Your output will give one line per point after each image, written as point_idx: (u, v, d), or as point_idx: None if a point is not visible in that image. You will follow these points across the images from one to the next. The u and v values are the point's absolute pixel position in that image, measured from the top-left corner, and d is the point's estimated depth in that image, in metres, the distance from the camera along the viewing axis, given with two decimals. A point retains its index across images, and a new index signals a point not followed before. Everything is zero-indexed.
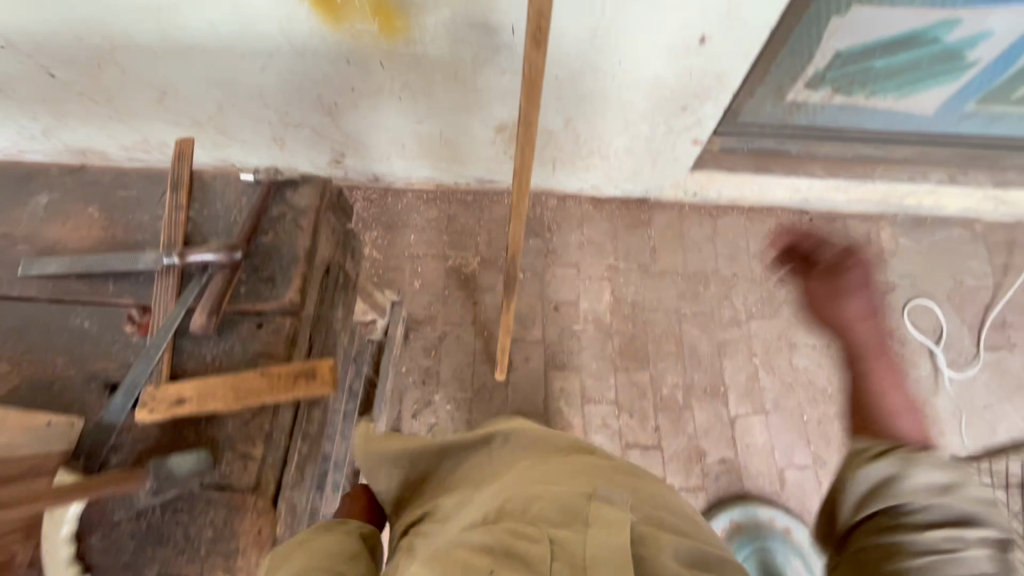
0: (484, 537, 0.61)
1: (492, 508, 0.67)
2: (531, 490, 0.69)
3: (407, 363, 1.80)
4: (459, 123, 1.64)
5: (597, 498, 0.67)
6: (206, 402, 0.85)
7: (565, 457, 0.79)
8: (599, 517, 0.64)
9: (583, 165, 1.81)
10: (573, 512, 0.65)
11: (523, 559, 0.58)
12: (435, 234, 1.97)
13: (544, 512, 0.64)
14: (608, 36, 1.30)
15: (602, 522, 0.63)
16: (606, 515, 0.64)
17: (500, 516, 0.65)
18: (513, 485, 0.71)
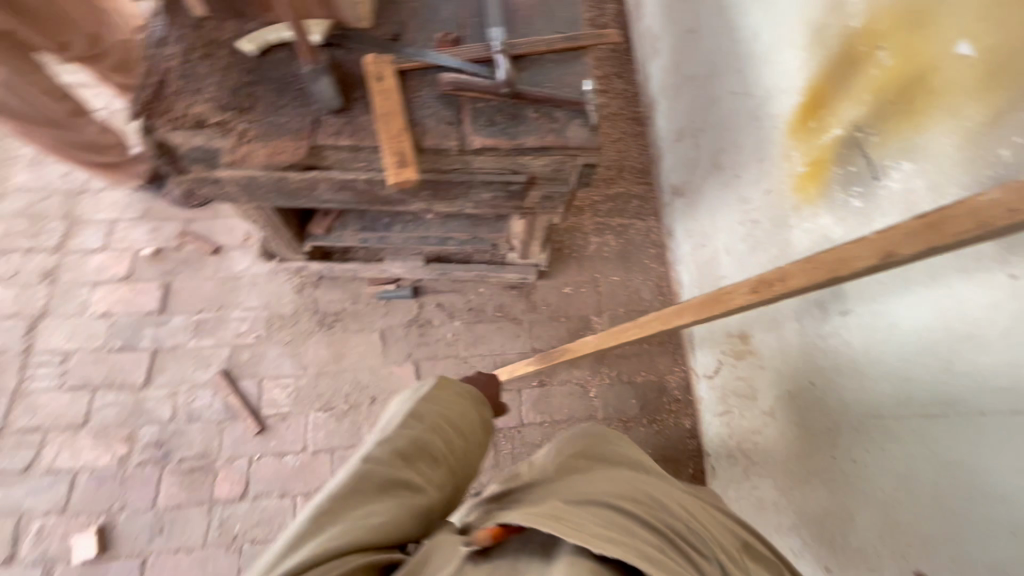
0: (647, 519, 0.76)
1: (642, 495, 0.82)
2: (691, 504, 0.82)
3: (486, 291, 1.89)
4: (736, 292, 1.47)
5: (746, 555, 0.84)
6: (379, 93, 1.06)
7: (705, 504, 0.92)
8: (751, 570, 0.79)
9: (731, 449, 1.51)
10: (729, 551, 0.80)
11: (692, 561, 0.75)
12: (620, 300, 1.93)
13: (703, 530, 0.79)
14: (878, 434, 0.96)
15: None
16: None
17: (654, 508, 0.80)
18: (652, 478, 0.89)
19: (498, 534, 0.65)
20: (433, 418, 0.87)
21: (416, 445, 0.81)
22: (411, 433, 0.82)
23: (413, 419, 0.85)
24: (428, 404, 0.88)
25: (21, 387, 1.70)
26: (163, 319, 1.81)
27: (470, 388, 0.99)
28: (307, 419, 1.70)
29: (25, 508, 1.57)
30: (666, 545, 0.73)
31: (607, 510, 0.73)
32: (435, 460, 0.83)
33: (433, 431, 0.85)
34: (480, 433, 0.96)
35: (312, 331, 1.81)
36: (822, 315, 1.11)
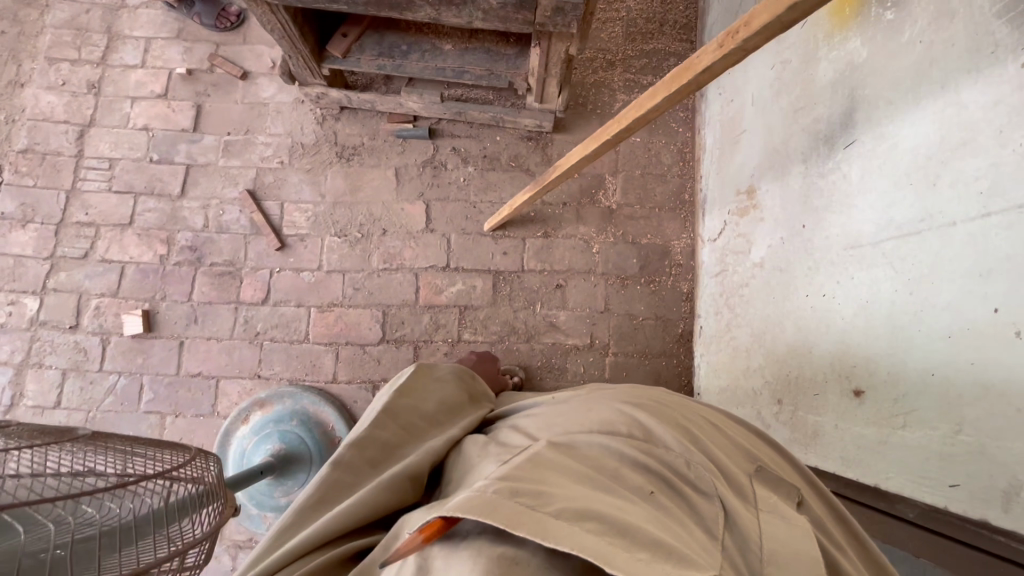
0: (633, 457, 0.54)
1: (631, 428, 0.58)
2: (693, 422, 0.64)
3: (503, 140, 1.89)
4: (754, 148, 1.41)
5: (763, 480, 0.60)
6: None
7: (731, 426, 0.70)
8: (771, 503, 0.56)
9: (719, 306, 1.54)
10: (737, 479, 0.57)
11: (687, 506, 0.51)
12: (638, 162, 1.88)
13: (707, 465, 0.56)
14: (853, 266, 0.95)
15: (785, 518, 0.54)
16: (785, 509, 0.56)
17: (646, 445, 0.56)
18: (650, 401, 0.65)
19: (432, 535, 0.45)
20: (411, 410, 0.75)
21: (393, 448, 0.70)
22: (382, 435, 0.70)
23: (387, 416, 0.73)
24: (403, 396, 0.76)
25: (77, 186, 1.89)
26: (196, 137, 1.92)
27: (453, 368, 0.86)
28: (324, 243, 1.84)
29: (86, 287, 1.82)
30: (653, 495, 0.50)
31: (576, 467, 0.51)
32: (422, 444, 0.71)
33: (412, 429, 0.73)
34: (473, 406, 0.82)
35: (333, 162, 1.89)
36: (827, 153, 1.06)
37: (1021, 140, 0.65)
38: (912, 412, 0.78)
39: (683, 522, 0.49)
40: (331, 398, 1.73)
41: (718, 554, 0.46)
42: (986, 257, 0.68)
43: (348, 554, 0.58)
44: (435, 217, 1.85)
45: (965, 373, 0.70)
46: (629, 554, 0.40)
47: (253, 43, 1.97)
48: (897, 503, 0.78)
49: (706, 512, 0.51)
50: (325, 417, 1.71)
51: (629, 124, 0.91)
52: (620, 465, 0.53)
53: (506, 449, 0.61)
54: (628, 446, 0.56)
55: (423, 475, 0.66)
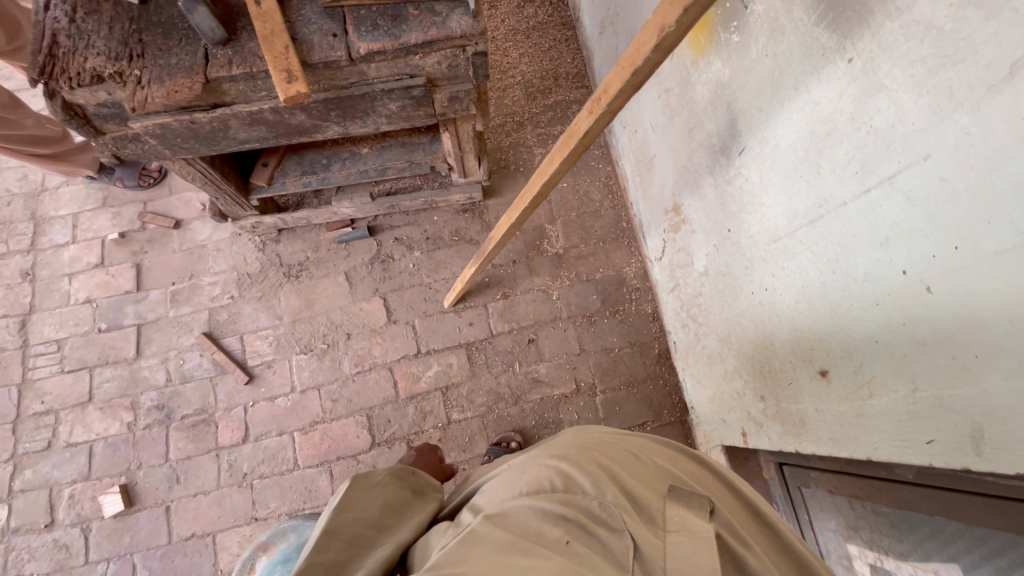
0: (548, 510, 0.53)
1: (550, 480, 0.57)
2: (616, 452, 0.64)
3: (440, 218, 1.96)
4: (667, 168, 1.51)
5: (675, 497, 0.59)
6: (257, 16, 1.05)
7: (650, 449, 0.70)
8: (682, 519, 0.55)
9: (683, 319, 1.58)
10: (648, 504, 0.56)
11: (599, 545, 0.50)
12: (571, 205, 1.97)
13: (620, 501, 0.55)
14: (781, 257, 1.01)
15: (688, 531, 0.52)
16: (693, 521, 0.54)
17: (563, 494, 0.55)
18: (571, 446, 0.65)
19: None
20: (351, 522, 0.69)
21: (339, 568, 0.63)
22: (325, 556, 0.63)
23: (328, 534, 0.66)
24: (344, 511, 0.71)
25: (27, 377, 1.84)
26: (141, 296, 1.91)
27: (386, 470, 0.81)
28: (291, 364, 1.83)
29: (55, 478, 1.74)
30: (567, 545, 0.49)
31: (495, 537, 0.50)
32: (369, 557, 0.65)
33: (355, 544, 0.67)
34: (415, 505, 0.78)
35: (283, 282, 1.91)
36: (727, 162, 1.14)
37: (871, 122, 0.73)
38: (873, 380, 0.82)
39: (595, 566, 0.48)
40: None
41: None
42: (880, 227, 0.74)
43: None
44: (395, 308, 1.88)
45: (902, 335, 0.75)
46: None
47: (180, 194, 2.02)
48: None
49: (614, 549, 0.50)
50: None
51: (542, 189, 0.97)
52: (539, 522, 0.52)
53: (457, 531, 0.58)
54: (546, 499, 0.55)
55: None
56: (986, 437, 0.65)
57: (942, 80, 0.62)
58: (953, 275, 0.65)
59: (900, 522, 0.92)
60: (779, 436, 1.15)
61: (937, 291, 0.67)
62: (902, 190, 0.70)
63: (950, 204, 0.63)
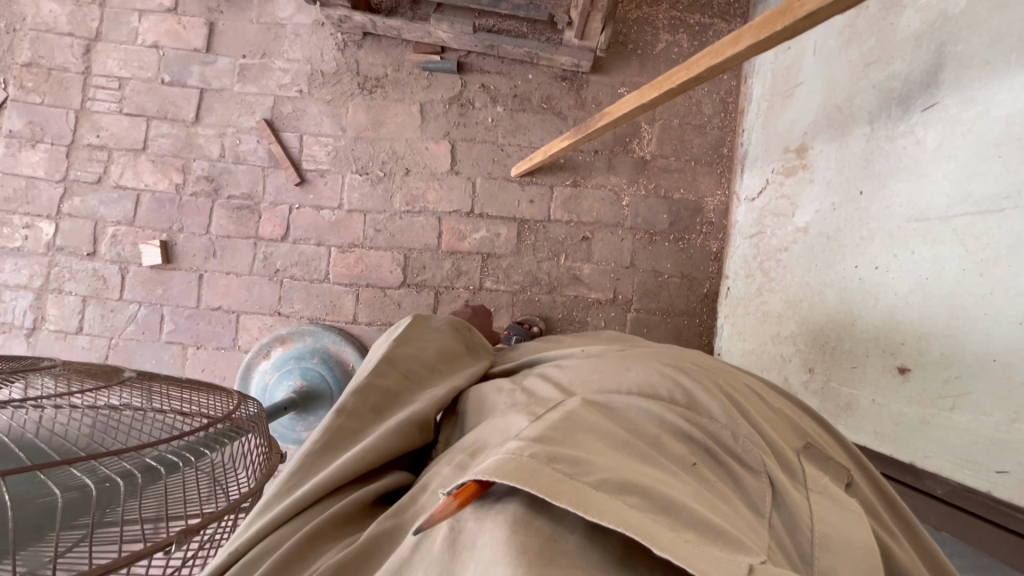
0: (674, 419, 0.42)
1: (674, 387, 0.45)
2: (742, 384, 0.51)
3: (536, 79, 1.78)
4: (812, 101, 1.31)
5: (809, 455, 0.48)
6: None
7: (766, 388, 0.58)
8: (823, 483, 0.44)
9: (751, 268, 1.50)
10: (784, 451, 0.45)
11: (730, 479, 0.40)
12: (678, 110, 1.77)
13: (758, 439, 0.43)
14: (916, 240, 0.90)
15: (832, 499, 0.42)
16: (835, 491, 0.44)
17: (689, 408, 0.44)
18: (691, 356, 0.52)
19: (471, 499, 0.34)
20: (409, 358, 0.63)
21: (394, 399, 0.59)
22: (382, 383, 0.59)
23: (386, 364, 0.61)
24: (401, 344, 0.65)
25: (87, 107, 1.80)
26: (209, 58, 1.80)
27: (446, 319, 0.73)
28: (344, 181, 1.78)
29: (101, 214, 1.78)
30: (696, 468, 0.39)
31: (613, 427, 0.40)
32: (423, 394, 0.60)
33: (411, 379, 0.62)
34: (473, 358, 0.71)
35: (354, 93, 1.79)
36: (901, 115, 0.98)
37: None
38: (963, 395, 0.77)
39: (730, 501, 0.38)
40: (350, 337, 1.74)
41: (763, 539, 0.36)
42: None
43: (377, 496, 0.49)
44: (460, 159, 1.78)
45: None
46: (674, 533, 0.31)
47: None
48: (926, 479, 0.82)
49: (751, 492, 0.40)
50: (344, 355, 1.73)
51: (699, 74, 0.87)
52: (660, 432, 0.41)
53: (530, 396, 0.49)
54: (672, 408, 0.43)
55: (430, 422, 0.56)
56: None
57: None
58: None
59: None
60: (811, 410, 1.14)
61: None
62: None
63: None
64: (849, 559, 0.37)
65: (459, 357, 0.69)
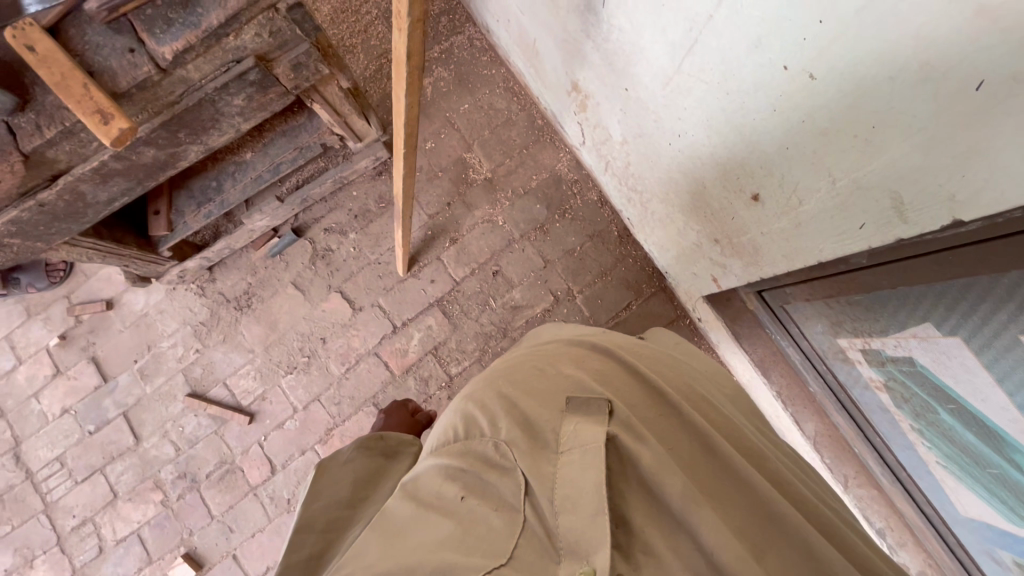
0: (451, 465, 0.59)
1: (459, 429, 0.64)
2: (522, 380, 0.70)
3: (360, 192, 1.87)
4: (551, 48, 1.40)
5: (573, 411, 0.63)
6: (38, 66, 0.90)
7: (563, 358, 0.76)
8: (575, 436, 0.59)
9: (626, 194, 1.54)
10: (543, 430, 0.61)
11: (491, 491, 0.57)
12: (481, 123, 1.87)
13: (512, 437, 0.60)
14: (679, 98, 0.94)
15: (579, 449, 0.57)
16: (585, 435, 0.59)
17: (466, 442, 0.62)
18: (487, 383, 0.70)
19: None
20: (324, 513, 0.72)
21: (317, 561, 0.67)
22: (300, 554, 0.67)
23: (301, 531, 0.70)
24: (313, 500, 0.73)
25: (49, 499, 1.84)
26: (111, 385, 1.87)
27: (352, 445, 0.82)
28: (283, 388, 1.82)
29: (121, 575, 1.79)
30: (461, 501, 0.56)
31: (407, 508, 0.57)
32: (343, 543, 0.69)
33: (332, 530, 0.71)
34: (390, 471, 0.81)
35: (237, 316, 1.86)
36: (597, 19, 1.04)
37: None
38: (797, 188, 0.80)
39: (483, 516, 0.54)
40: None
41: (508, 536, 0.52)
42: (751, 30, 0.68)
43: None
44: (355, 296, 1.83)
45: (805, 133, 0.71)
46: None
47: (97, 274, 1.91)
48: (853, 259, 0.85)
49: (505, 492, 0.56)
50: None
51: (412, 133, 0.90)
52: (443, 483, 0.58)
53: None
54: (454, 454, 0.61)
55: None
56: (905, 197, 0.63)
57: None
58: (831, 53, 0.60)
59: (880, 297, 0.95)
60: (742, 271, 1.15)
61: (821, 75, 0.63)
62: None
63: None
64: (573, 512, 0.52)
65: (375, 480, 0.79)
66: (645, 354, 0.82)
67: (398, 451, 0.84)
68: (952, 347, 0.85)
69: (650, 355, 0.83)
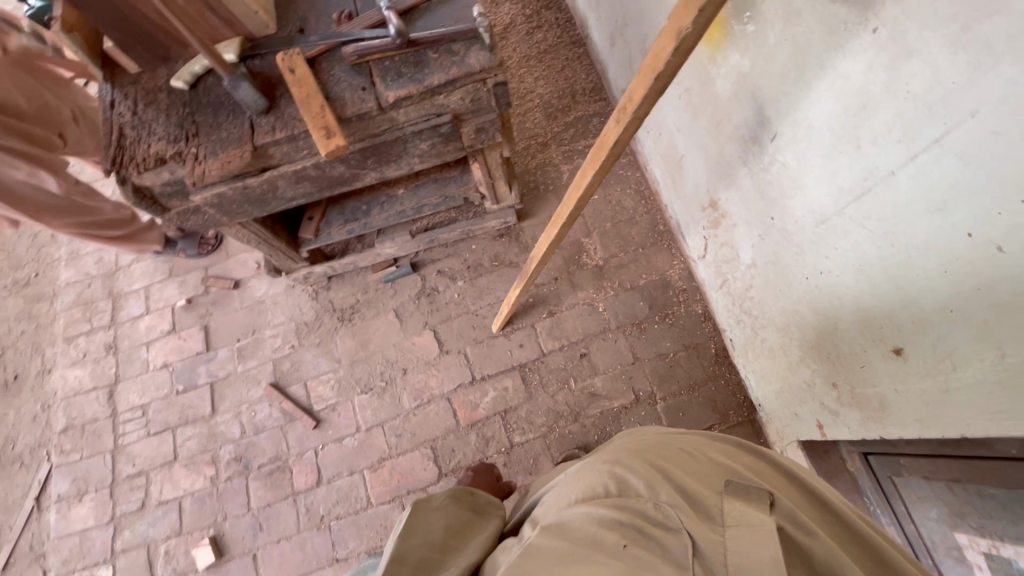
0: (610, 518, 0.61)
1: (611, 485, 0.66)
2: (671, 454, 0.72)
3: (479, 247, 2.01)
4: (698, 166, 1.50)
5: (733, 491, 0.63)
6: (294, 82, 1.14)
7: (709, 446, 0.77)
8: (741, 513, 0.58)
9: (737, 315, 1.54)
10: (705, 503, 0.62)
11: (655, 547, 0.57)
12: (605, 215, 1.98)
13: (675, 500, 0.61)
14: (832, 238, 0.97)
15: (747, 525, 0.57)
16: (752, 514, 0.58)
17: (619, 498, 0.64)
18: (632, 450, 0.73)
19: None
20: (419, 549, 0.75)
21: None
22: None
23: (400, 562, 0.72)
24: (410, 536, 0.77)
25: (120, 442, 1.97)
26: (210, 355, 2.04)
27: (448, 492, 0.86)
28: (353, 405, 1.89)
29: (150, 536, 1.84)
30: (624, 548, 0.57)
31: (564, 548, 0.59)
32: None
33: (425, 569, 0.73)
34: (479, 523, 0.84)
35: (337, 327, 2.00)
36: (761, 151, 1.13)
37: (908, 88, 0.71)
38: (953, 353, 0.78)
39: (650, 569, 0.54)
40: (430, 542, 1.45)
41: None
42: (935, 192, 0.72)
43: None
44: (445, 339, 1.92)
45: (976, 300, 0.71)
46: None
47: (236, 256, 2.15)
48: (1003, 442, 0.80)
49: (671, 548, 0.57)
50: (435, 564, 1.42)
51: (576, 205, 0.99)
52: (604, 532, 0.60)
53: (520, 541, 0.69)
54: (610, 508, 0.63)
55: None
56: None
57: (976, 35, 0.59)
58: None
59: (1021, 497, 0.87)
60: (859, 424, 1.10)
61: (1010, 249, 0.64)
62: (951, 151, 0.68)
63: (1008, 168, 0.61)
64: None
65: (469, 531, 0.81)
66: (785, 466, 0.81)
67: (490, 507, 0.88)
68: None
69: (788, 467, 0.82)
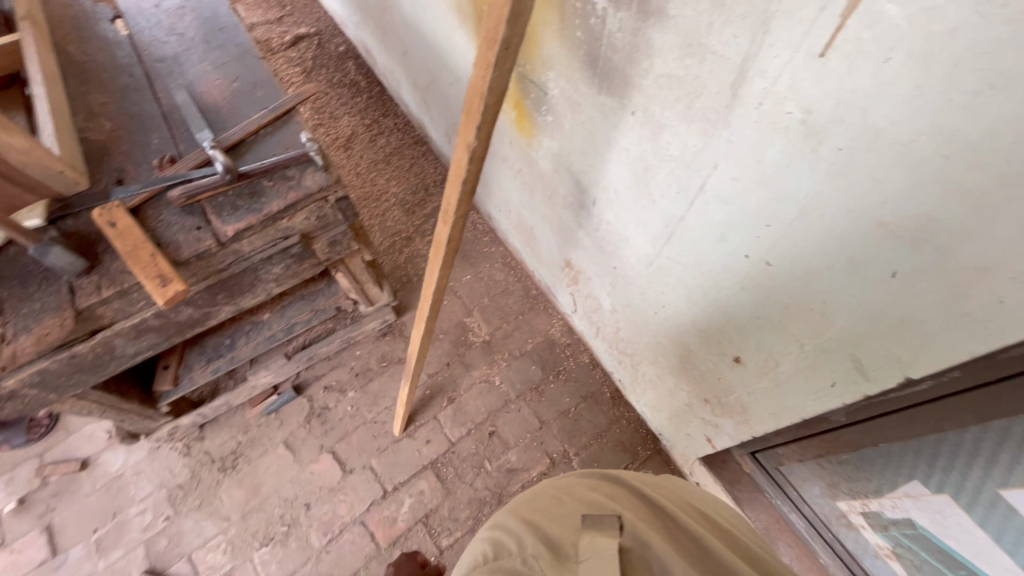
0: None
1: (489, 551, 0.71)
2: (541, 504, 0.78)
3: (363, 351, 1.96)
4: (547, 234, 1.65)
5: (588, 525, 0.69)
6: (116, 237, 1.06)
7: (579, 482, 0.83)
8: (591, 545, 0.65)
9: (617, 357, 1.66)
10: (564, 545, 0.67)
11: None
12: (481, 292, 2.06)
13: (540, 551, 0.67)
14: (661, 276, 1.12)
15: (595, 555, 0.64)
16: (600, 542, 0.66)
17: (495, 561, 0.69)
18: (509, 511, 0.78)
19: None
20: None
21: None
22: None
23: None
24: None
25: None
26: (59, 559, 1.68)
27: None
28: (254, 564, 1.65)
29: None
30: None
31: None
32: None
33: None
34: None
35: (219, 479, 1.77)
36: (588, 214, 1.28)
37: (669, 152, 0.87)
38: (773, 351, 0.92)
39: None
40: None
41: None
42: (715, 228, 0.87)
43: None
44: (346, 457, 1.79)
45: (771, 305, 0.86)
46: None
47: (79, 431, 1.85)
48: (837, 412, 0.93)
49: None
50: None
51: (437, 297, 1.03)
52: None
53: None
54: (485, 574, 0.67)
55: None
56: (862, 355, 0.76)
57: (697, 109, 0.75)
58: (779, 246, 0.77)
59: (867, 455, 1.01)
60: (735, 430, 1.21)
61: (776, 261, 0.79)
62: (712, 196, 0.83)
63: (751, 203, 0.77)
64: None
65: None
66: (651, 479, 0.89)
67: None
68: (944, 504, 0.89)
69: (654, 480, 0.89)
